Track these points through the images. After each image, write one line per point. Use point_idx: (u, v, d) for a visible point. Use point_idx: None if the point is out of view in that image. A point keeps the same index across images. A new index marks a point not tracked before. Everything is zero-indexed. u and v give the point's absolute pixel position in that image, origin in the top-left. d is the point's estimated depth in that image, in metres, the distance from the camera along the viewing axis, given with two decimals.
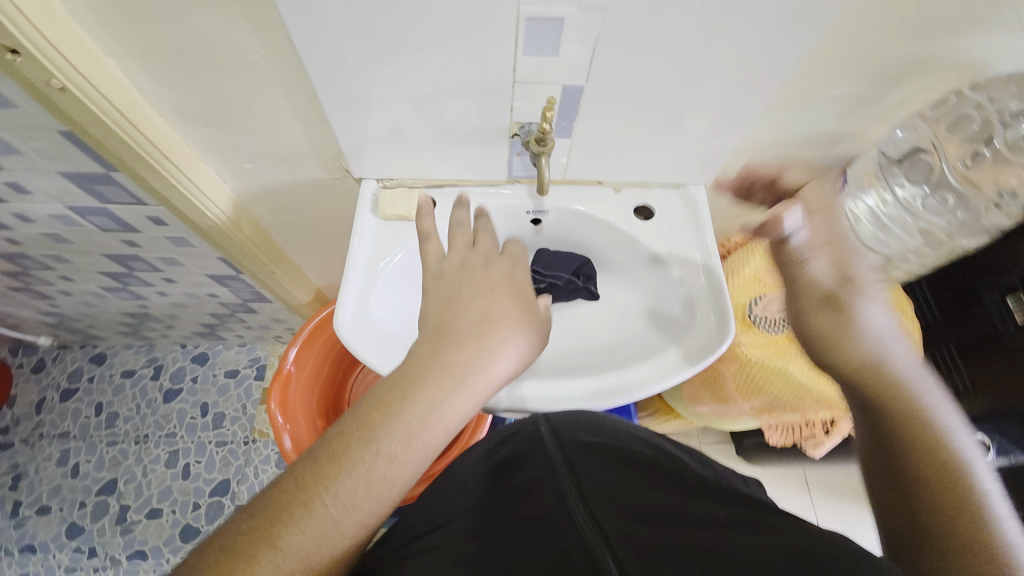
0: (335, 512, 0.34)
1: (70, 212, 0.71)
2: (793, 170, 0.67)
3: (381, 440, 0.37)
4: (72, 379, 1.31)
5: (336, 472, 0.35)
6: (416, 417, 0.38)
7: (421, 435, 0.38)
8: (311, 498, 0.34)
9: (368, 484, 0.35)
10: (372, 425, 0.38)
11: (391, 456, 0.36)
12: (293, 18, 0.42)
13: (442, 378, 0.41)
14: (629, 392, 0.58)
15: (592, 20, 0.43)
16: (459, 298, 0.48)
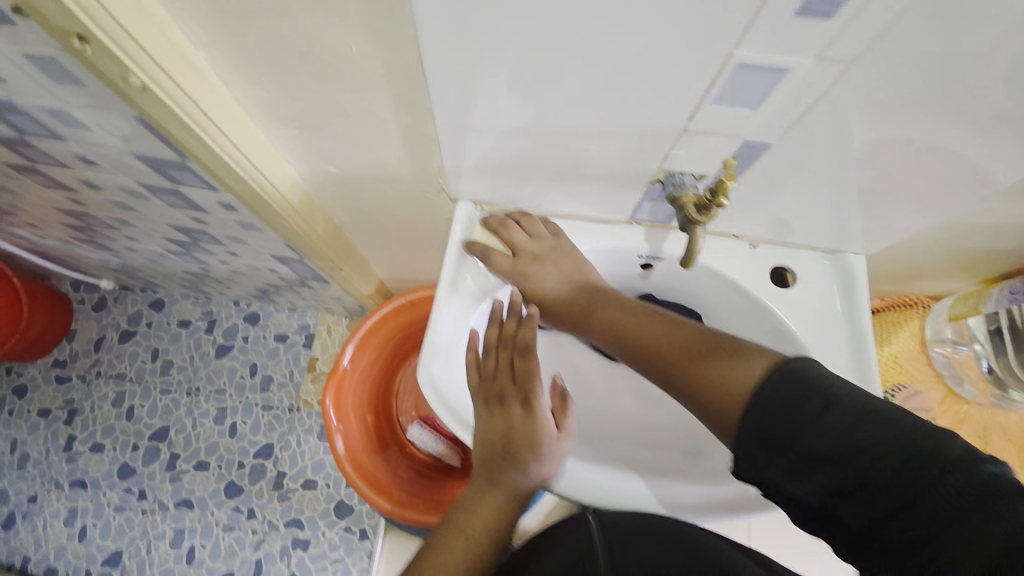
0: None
1: (140, 188, 0.65)
2: (987, 251, 0.53)
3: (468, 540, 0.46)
4: (131, 322, 1.34)
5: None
6: (488, 528, 0.47)
7: (493, 542, 0.47)
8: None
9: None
10: (458, 534, 0.47)
11: (476, 561, 0.46)
12: (429, 32, 0.33)
13: (495, 497, 0.48)
14: (736, 509, 0.49)
15: (824, 72, 0.32)
16: (496, 411, 0.50)
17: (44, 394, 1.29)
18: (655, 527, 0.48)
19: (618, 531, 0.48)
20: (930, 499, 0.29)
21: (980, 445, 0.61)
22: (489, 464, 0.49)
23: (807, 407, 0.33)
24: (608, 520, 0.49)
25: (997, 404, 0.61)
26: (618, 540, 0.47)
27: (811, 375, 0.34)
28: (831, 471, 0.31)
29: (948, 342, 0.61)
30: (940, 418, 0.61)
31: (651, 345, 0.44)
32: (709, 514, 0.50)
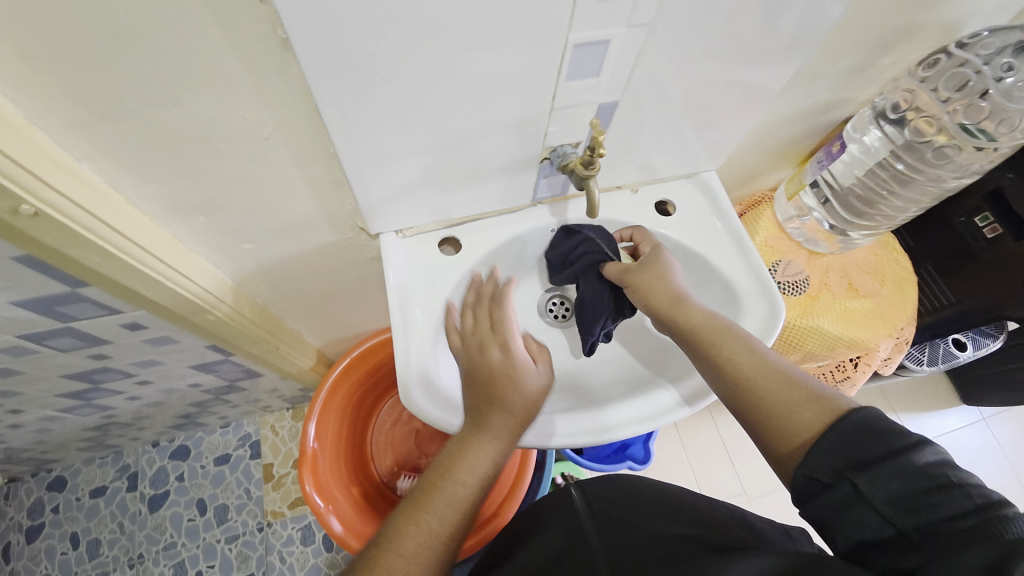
0: (423, 557, 0.46)
1: (21, 341, 0.58)
2: (790, 139, 0.70)
3: (450, 482, 0.52)
4: (32, 516, 1.12)
5: (423, 520, 0.49)
6: (467, 479, 0.52)
7: (471, 491, 0.52)
8: (408, 539, 0.47)
9: (442, 537, 0.48)
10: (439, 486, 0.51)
11: (454, 509, 0.50)
12: (320, 85, 0.37)
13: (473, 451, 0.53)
14: (691, 401, 0.59)
15: (636, 37, 0.41)
16: (478, 351, 0.58)
17: None
18: (629, 502, 0.55)
19: (602, 508, 0.55)
20: (955, 516, 0.33)
21: (845, 281, 0.76)
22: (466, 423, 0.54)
23: (889, 441, 0.36)
24: (592, 498, 0.57)
25: (843, 248, 0.77)
26: (603, 515, 0.54)
27: (878, 418, 0.38)
28: (866, 468, 0.36)
29: (794, 216, 0.76)
30: (812, 274, 0.76)
31: (733, 357, 0.49)
32: (670, 415, 0.58)
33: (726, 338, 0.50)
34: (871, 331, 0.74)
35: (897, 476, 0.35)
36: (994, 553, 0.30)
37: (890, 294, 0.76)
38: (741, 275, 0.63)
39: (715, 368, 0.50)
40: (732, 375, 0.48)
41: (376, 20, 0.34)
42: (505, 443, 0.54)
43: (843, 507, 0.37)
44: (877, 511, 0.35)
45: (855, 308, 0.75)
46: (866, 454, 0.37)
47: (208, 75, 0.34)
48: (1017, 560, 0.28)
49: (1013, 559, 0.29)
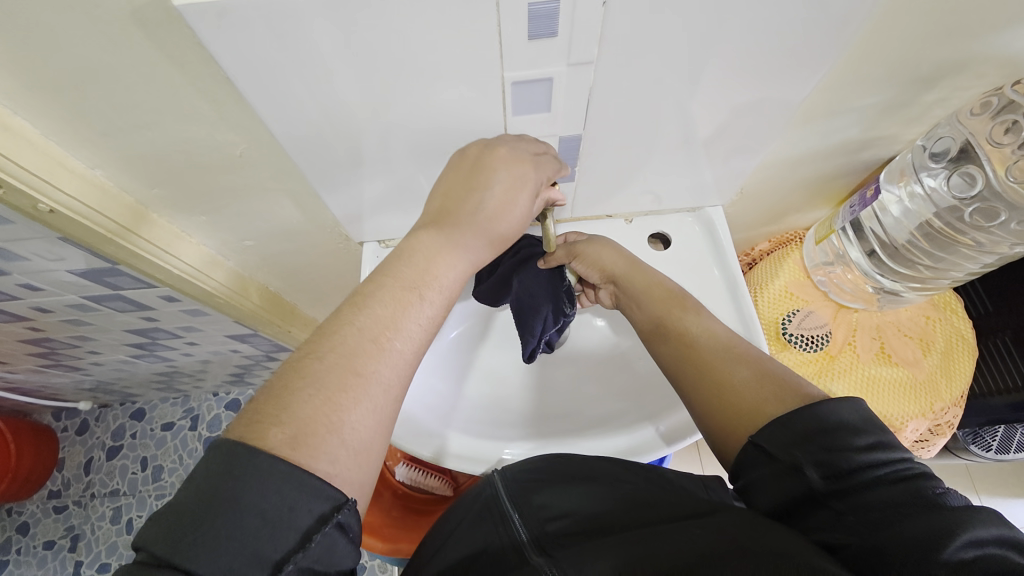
0: (361, 414, 0.33)
1: (85, 300, 0.71)
2: (819, 177, 0.63)
3: (343, 330, 0.35)
4: (115, 437, 1.36)
5: (354, 388, 0.34)
6: (429, 267, 0.40)
7: (451, 277, 0.41)
8: (313, 404, 0.32)
9: (389, 391, 0.35)
10: (366, 341, 0.35)
11: (403, 341, 0.37)
12: (270, 114, 0.41)
13: (461, 193, 0.43)
14: (670, 442, 0.56)
15: (583, 75, 0.40)
16: (482, 167, 0.43)
17: (44, 528, 1.30)
18: (552, 467, 0.50)
19: (521, 480, 0.50)
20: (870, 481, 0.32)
21: (876, 343, 0.66)
22: (442, 215, 0.43)
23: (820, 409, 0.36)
24: (511, 476, 0.51)
25: (884, 306, 0.67)
26: (523, 490, 0.48)
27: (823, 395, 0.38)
28: (796, 441, 0.35)
29: (822, 262, 0.68)
30: (837, 330, 0.67)
31: (698, 357, 0.45)
32: (646, 453, 0.56)
33: (705, 341, 0.46)
34: (896, 407, 0.64)
35: (818, 439, 0.35)
36: (915, 525, 0.29)
37: (932, 366, 0.66)
38: (729, 324, 0.59)
39: (677, 354, 0.47)
40: (694, 360, 0.45)
41: (306, 61, 0.37)
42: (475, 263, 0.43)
43: (779, 477, 0.35)
44: (808, 487, 0.34)
45: (882, 377, 0.65)
46: (795, 418, 0.36)
47: (175, 104, 0.40)
48: (944, 532, 0.27)
49: (942, 531, 0.27)
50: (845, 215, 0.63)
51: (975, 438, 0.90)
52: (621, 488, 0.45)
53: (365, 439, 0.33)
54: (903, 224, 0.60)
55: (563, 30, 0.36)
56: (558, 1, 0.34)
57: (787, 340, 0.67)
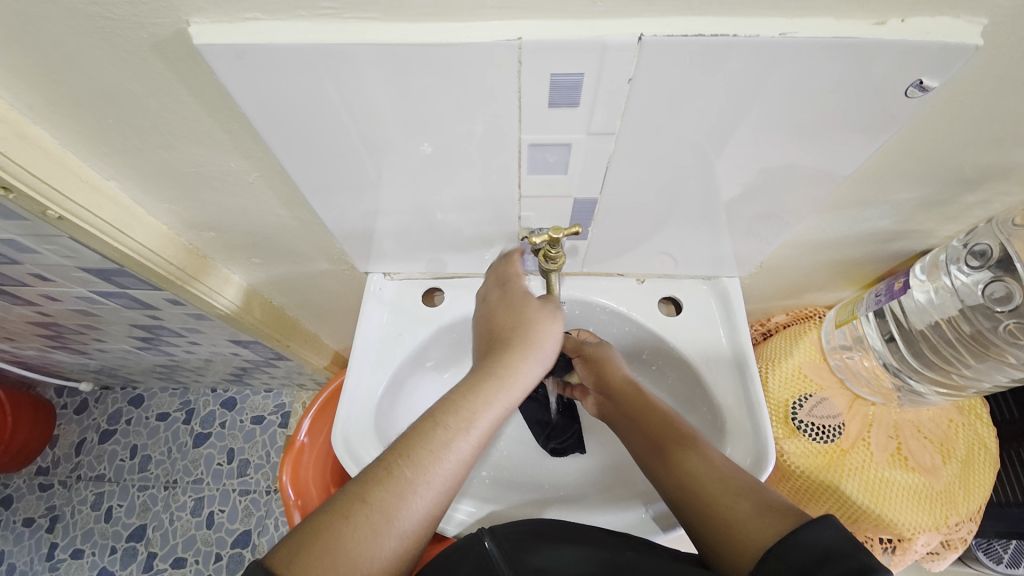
0: (402, 528, 0.38)
1: (94, 294, 0.72)
2: (845, 261, 0.60)
3: (396, 478, 0.39)
4: (111, 421, 1.37)
5: (402, 508, 0.39)
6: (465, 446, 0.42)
7: (484, 428, 0.43)
8: (369, 519, 0.38)
9: (426, 515, 0.40)
10: (413, 475, 0.40)
11: (439, 502, 0.41)
12: (284, 151, 0.41)
13: (513, 325, 0.49)
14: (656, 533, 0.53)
15: (601, 146, 0.40)
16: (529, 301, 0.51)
17: (26, 504, 1.30)
18: (533, 526, 0.51)
19: (514, 543, 0.49)
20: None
21: (892, 443, 0.62)
22: (500, 338, 0.49)
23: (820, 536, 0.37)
24: (503, 535, 0.50)
25: (904, 404, 0.63)
26: (519, 547, 0.49)
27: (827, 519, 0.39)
28: (815, 561, 0.36)
29: (840, 347, 0.65)
30: (850, 423, 0.63)
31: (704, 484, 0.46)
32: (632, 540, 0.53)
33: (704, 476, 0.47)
34: (908, 516, 0.59)
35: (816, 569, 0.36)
36: None
37: (950, 475, 0.61)
38: (734, 406, 0.56)
39: (681, 489, 0.47)
40: (693, 498, 0.46)
41: (322, 105, 0.37)
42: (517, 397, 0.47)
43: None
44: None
45: (895, 481, 0.60)
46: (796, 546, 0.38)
47: (193, 129, 0.40)
48: None
49: None
50: (870, 297, 0.61)
51: (985, 548, 0.83)
52: (611, 555, 0.47)
53: (412, 533, 0.39)
54: (927, 318, 0.58)
55: (584, 102, 0.36)
56: (583, 75, 0.33)
57: (796, 427, 0.63)
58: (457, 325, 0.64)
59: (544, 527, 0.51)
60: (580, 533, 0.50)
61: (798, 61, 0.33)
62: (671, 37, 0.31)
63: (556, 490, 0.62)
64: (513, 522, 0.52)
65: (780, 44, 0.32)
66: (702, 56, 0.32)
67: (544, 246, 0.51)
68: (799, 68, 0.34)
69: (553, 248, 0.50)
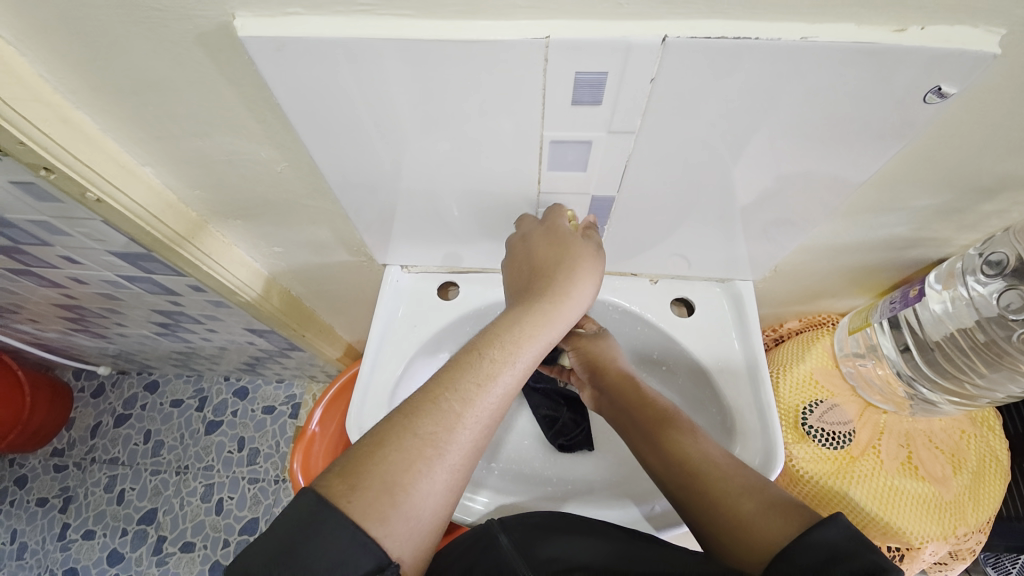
0: (455, 453, 0.40)
1: (120, 279, 0.75)
2: (859, 267, 0.60)
3: (444, 408, 0.40)
4: (126, 405, 1.40)
5: (451, 434, 0.40)
6: (510, 370, 0.44)
7: (524, 356, 0.45)
8: (420, 451, 0.38)
9: (476, 439, 0.41)
10: (459, 404, 0.41)
11: (485, 424, 0.42)
12: (313, 142, 0.43)
13: (556, 257, 0.48)
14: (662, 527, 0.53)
15: (621, 144, 0.41)
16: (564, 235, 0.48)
17: (42, 484, 1.34)
18: (545, 521, 0.52)
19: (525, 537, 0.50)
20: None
21: (903, 452, 0.62)
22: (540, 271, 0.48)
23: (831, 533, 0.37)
24: (513, 526, 0.51)
25: (916, 413, 0.63)
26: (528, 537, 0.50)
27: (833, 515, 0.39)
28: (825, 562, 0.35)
29: (852, 354, 0.65)
30: (861, 430, 0.63)
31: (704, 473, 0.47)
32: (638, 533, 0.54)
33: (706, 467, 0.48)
34: (917, 525, 0.59)
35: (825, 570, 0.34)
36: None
37: (961, 486, 0.61)
38: (745, 407, 0.56)
39: (680, 477, 0.48)
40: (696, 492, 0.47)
41: (352, 98, 0.38)
42: (560, 331, 0.47)
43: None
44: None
45: (905, 489, 0.60)
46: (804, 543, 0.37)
47: (227, 119, 0.42)
48: None
49: None
50: (883, 305, 0.61)
51: (996, 564, 0.82)
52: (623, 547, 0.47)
53: (462, 458, 0.40)
54: (941, 327, 0.58)
55: (606, 100, 0.37)
56: (607, 73, 0.34)
57: (806, 432, 0.63)
58: (471, 319, 0.65)
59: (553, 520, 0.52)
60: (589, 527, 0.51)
61: (818, 66, 0.34)
62: (693, 39, 0.32)
63: (562, 485, 0.63)
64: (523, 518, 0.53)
65: (800, 48, 0.33)
66: (723, 59, 0.33)
67: None
68: (819, 73, 0.35)
69: None
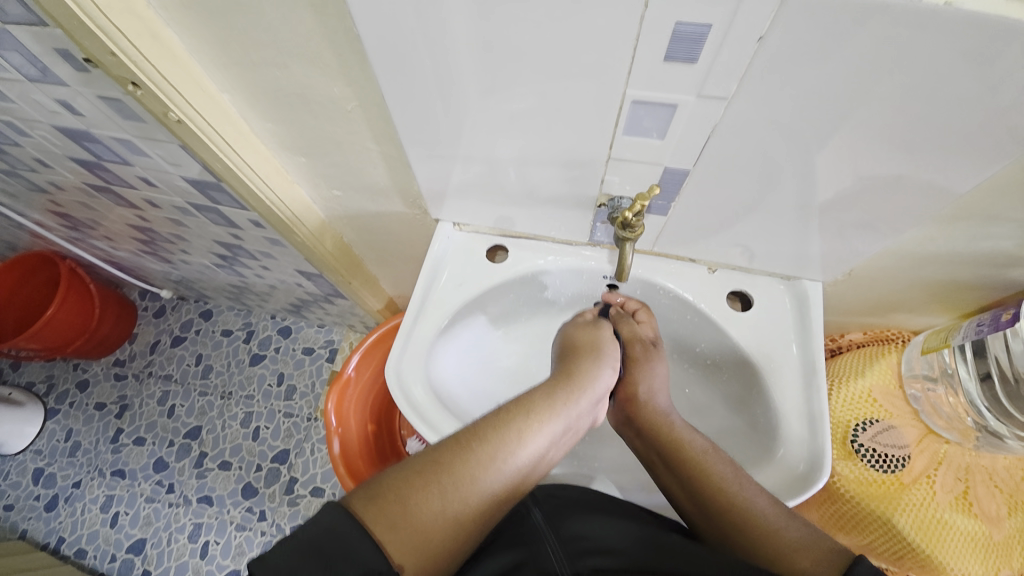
0: (472, 499, 0.42)
1: (189, 206, 0.79)
2: (948, 283, 0.55)
3: (467, 455, 0.43)
4: (183, 328, 1.50)
5: (474, 481, 0.42)
6: (528, 455, 0.45)
7: (529, 463, 0.46)
8: (438, 480, 0.41)
9: (496, 490, 0.43)
10: (485, 459, 0.43)
11: (505, 486, 0.44)
12: (387, 83, 0.42)
13: (587, 359, 0.54)
14: None
15: (708, 111, 0.38)
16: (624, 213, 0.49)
17: (102, 389, 1.47)
18: (569, 496, 0.54)
19: (553, 507, 0.53)
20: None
21: (960, 486, 0.57)
22: (561, 377, 0.52)
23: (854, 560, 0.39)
24: (542, 501, 0.54)
25: (982, 448, 0.57)
26: (556, 513, 0.52)
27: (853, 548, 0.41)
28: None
29: (922, 375, 0.60)
30: (917, 458, 0.58)
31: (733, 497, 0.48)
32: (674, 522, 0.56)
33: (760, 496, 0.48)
34: (960, 562, 0.55)
35: None
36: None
37: (1013, 529, 0.56)
38: (795, 413, 0.53)
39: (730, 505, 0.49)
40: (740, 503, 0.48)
41: (433, 36, 0.37)
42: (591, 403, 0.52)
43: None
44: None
45: (954, 525, 0.56)
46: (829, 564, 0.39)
47: (305, 49, 0.42)
48: None
49: None
50: (968, 326, 0.56)
51: None
52: (651, 533, 0.49)
53: (476, 504, 0.42)
54: None
55: (703, 58, 0.34)
56: (710, 28, 0.32)
57: (854, 450, 0.59)
58: (516, 285, 0.64)
59: (577, 493, 0.55)
60: (615, 506, 0.53)
61: (960, 42, 0.30)
62: None
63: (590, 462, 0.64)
64: (547, 490, 0.56)
65: (938, 15, 0.28)
66: (848, 20, 0.30)
67: (621, 216, 0.50)
68: (961, 50, 0.30)
69: (634, 217, 0.49)
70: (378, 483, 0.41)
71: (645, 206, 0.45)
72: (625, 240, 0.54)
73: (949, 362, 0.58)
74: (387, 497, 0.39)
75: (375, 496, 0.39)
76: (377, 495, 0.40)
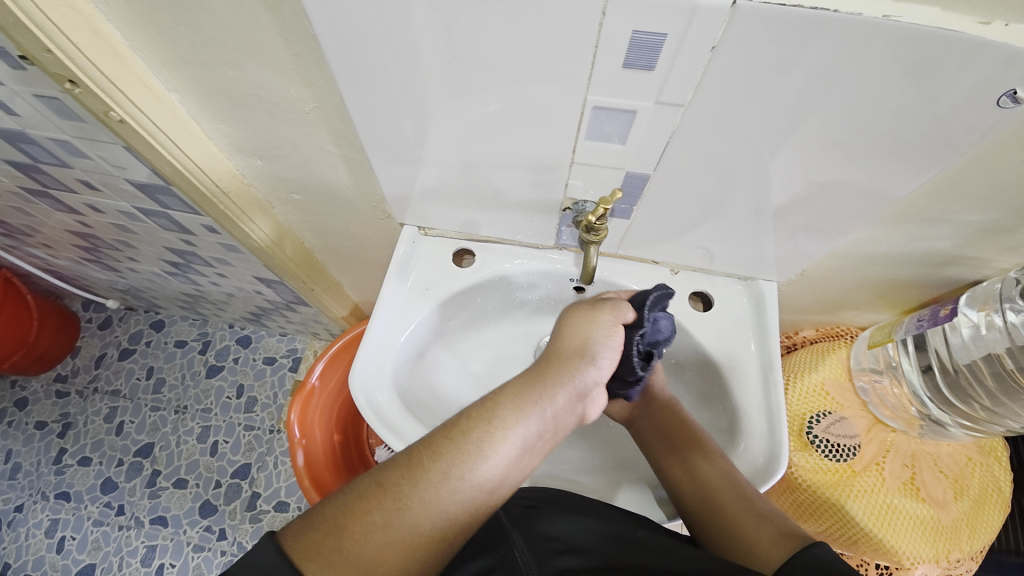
0: (421, 522, 0.39)
1: (136, 211, 0.74)
2: (891, 281, 0.58)
3: (413, 475, 0.40)
4: (132, 340, 1.42)
5: (421, 502, 0.39)
6: (486, 470, 0.41)
7: (491, 479, 0.41)
8: (382, 504, 0.39)
9: (448, 512, 0.39)
10: (433, 478, 0.40)
11: (462, 507, 0.40)
12: (347, 85, 0.41)
13: (568, 354, 0.47)
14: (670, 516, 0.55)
15: (666, 117, 0.39)
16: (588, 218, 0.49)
17: (42, 407, 1.36)
18: (537, 498, 0.54)
19: (521, 510, 0.53)
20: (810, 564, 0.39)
21: (907, 472, 0.60)
22: (536, 375, 0.46)
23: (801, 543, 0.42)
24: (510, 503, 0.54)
25: (925, 435, 0.61)
26: (524, 517, 0.52)
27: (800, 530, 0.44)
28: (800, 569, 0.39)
29: (869, 368, 0.64)
30: (867, 446, 0.61)
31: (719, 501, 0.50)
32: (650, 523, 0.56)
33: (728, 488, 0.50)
34: (910, 545, 0.58)
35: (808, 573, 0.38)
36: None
37: (959, 512, 0.60)
38: (754, 409, 0.55)
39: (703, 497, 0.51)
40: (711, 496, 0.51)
41: (394, 37, 0.37)
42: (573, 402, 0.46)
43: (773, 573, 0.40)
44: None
45: (903, 509, 0.59)
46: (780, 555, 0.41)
47: (258, 48, 0.40)
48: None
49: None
50: (910, 322, 0.60)
51: None
52: (616, 528, 0.50)
53: (426, 526, 0.39)
54: (969, 350, 0.55)
55: (661, 66, 0.35)
56: (667, 36, 0.32)
57: (810, 442, 0.62)
58: (484, 289, 0.64)
59: (546, 494, 0.55)
60: (583, 504, 0.53)
61: (894, 55, 0.32)
62: (768, 5, 0.30)
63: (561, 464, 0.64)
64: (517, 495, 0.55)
65: (875, 29, 0.30)
66: (796, 32, 0.31)
67: (586, 219, 0.51)
68: (895, 63, 0.32)
69: (598, 221, 0.50)
70: (322, 514, 0.39)
71: (609, 210, 0.46)
72: (590, 244, 0.55)
73: (893, 356, 0.61)
74: (328, 527, 0.38)
75: (316, 529, 0.38)
76: (319, 527, 0.38)
